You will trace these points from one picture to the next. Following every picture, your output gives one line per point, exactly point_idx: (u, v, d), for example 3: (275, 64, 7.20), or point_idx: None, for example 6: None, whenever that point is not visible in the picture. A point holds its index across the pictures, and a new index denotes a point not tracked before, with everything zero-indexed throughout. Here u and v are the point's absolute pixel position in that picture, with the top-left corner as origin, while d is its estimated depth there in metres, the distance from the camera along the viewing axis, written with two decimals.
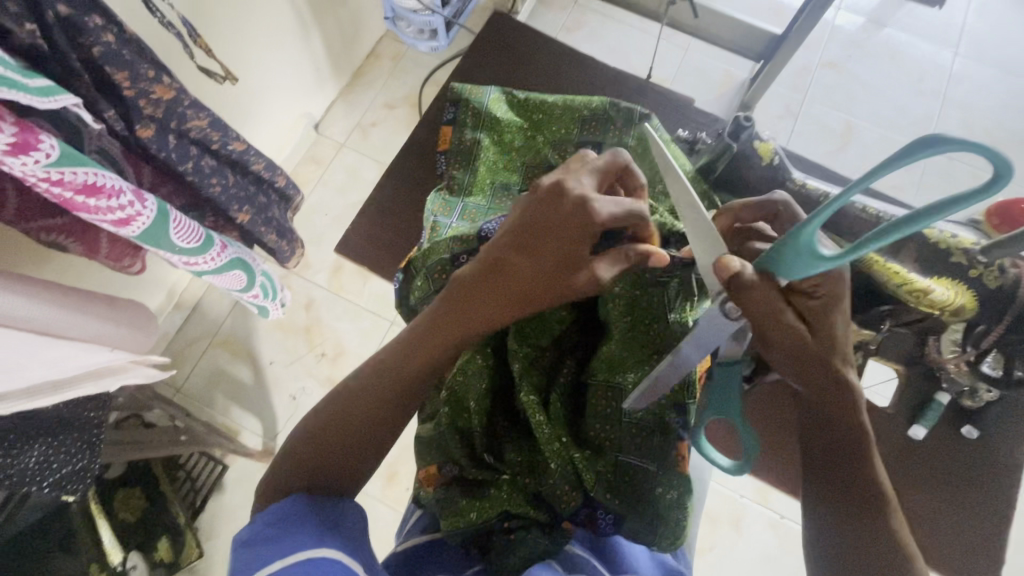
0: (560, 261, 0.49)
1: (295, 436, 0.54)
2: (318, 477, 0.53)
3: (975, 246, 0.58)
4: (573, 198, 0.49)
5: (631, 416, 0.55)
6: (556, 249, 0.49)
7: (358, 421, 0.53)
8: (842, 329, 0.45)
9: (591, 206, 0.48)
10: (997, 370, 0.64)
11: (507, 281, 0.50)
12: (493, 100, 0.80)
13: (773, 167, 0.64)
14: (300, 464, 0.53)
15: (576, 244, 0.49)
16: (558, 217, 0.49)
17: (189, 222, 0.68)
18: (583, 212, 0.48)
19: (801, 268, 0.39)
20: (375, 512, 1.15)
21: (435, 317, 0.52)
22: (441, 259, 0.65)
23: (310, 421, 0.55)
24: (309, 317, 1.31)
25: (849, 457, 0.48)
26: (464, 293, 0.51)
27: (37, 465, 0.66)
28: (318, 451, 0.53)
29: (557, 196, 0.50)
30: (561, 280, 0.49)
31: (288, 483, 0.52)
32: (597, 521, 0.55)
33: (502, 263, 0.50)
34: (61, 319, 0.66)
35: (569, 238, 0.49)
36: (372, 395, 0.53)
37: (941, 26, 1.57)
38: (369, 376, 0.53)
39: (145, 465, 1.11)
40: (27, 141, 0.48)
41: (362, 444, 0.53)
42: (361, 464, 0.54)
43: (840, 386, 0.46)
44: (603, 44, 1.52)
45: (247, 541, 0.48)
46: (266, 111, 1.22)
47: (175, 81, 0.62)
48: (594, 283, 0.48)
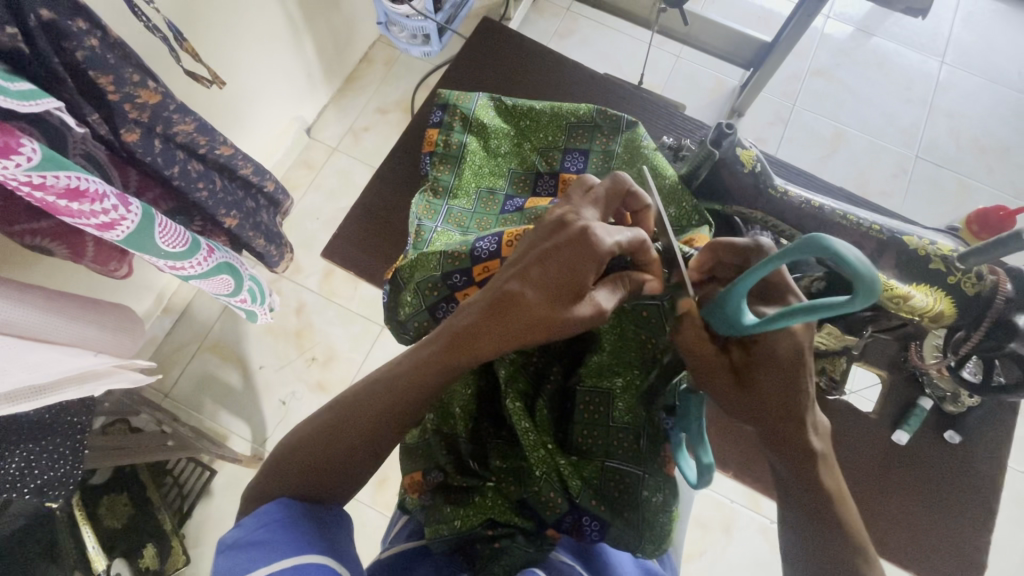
0: (563, 290, 0.47)
1: (283, 446, 0.54)
2: (302, 488, 0.52)
3: (954, 253, 0.59)
4: (577, 229, 0.47)
5: (619, 421, 0.55)
6: (560, 279, 0.46)
7: (339, 436, 0.52)
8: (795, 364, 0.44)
9: (596, 235, 0.46)
10: (977, 375, 0.65)
11: (506, 313, 0.47)
12: (481, 106, 0.80)
13: (754, 173, 0.64)
14: (286, 475, 0.52)
15: (582, 274, 0.46)
16: (563, 247, 0.47)
17: (175, 226, 0.68)
18: (590, 242, 0.46)
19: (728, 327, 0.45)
20: (364, 518, 1.14)
21: (429, 349, 0.50)
22: (431, 278, 0.65)
23: (297, 432, 0.54)
24: (299, 322, 1.30)
25: (812, 493, 0.48)
26: (459, 332, 0.49)
27: (18, 471, 0.65)
28: (302, 462, 0.52)
29: (558, 228, 0.49)
30: (561, 309, 0.47)
31: (274, 494, 0.52)
32: (583, 529, 0.53)
33: (501, 294, 0.48)
34: (43, 323, 0.66)
35: (576, 267, 0.46)
36: (360, 417, 0.51)
37: (928, 36, 1.59)
38: (357, 404, 0.52)
39: (132, 471, 1.10)
40: (8, 145, 0.47)
41: (346, 462, 0.52)
42: (347, 482, 0.53)
43: (787, 429, 0.46)
44: (594, 50, 1.53)
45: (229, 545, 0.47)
46: (258, 115, 1.22)
47: (161, 86, 0.61)
48: (596, 312, 0.47)
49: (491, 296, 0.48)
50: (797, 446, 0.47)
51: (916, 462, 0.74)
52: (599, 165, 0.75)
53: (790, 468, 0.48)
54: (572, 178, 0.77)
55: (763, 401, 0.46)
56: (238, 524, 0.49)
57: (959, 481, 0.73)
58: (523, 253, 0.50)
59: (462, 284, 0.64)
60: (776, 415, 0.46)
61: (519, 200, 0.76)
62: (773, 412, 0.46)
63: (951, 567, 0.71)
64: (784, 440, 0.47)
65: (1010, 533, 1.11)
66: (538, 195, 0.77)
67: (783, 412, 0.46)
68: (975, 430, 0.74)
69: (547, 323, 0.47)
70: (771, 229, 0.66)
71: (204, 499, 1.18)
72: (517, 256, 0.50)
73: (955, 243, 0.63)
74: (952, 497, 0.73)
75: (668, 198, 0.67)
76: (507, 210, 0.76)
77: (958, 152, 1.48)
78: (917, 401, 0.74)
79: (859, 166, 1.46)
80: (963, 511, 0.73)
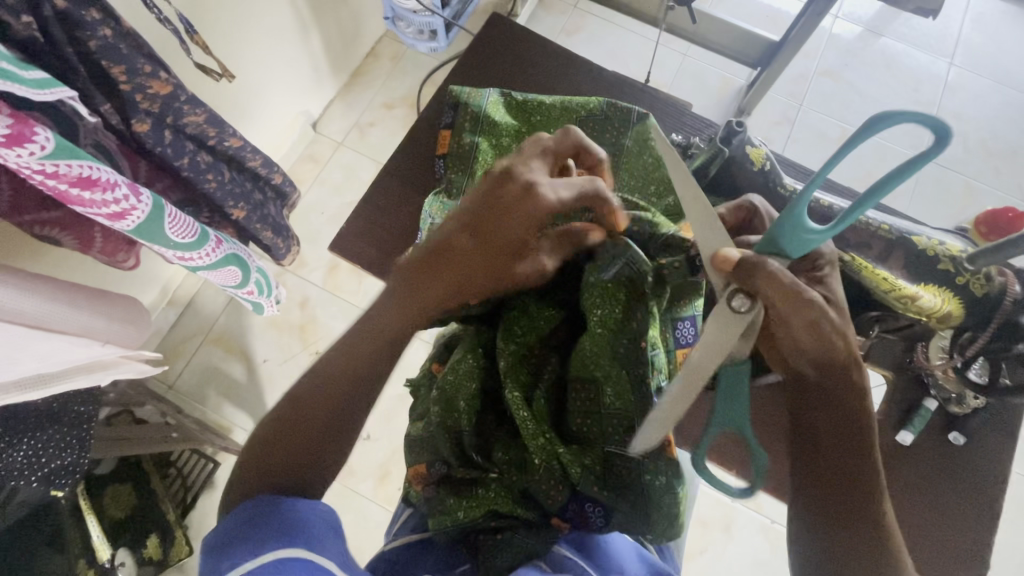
0: (513, 245, 0.52)
1: (271, 427, 0.56)
2: (291, 467, 0.54)
3: (963, 254, 0.59)
4: (521, 181, 0.51)
5: (611, 408, 0.55)
6: (510, 235, 0.51)
7: (331, 411, 0.56)
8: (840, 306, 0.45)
9: (537, 192, 0.50)
10: (983, 376, 0.66)
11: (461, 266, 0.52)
12: (491, 101, 0.81)
13: (763, 171, 0.64)
14: (276, 455, 0.54)
15: (529, 229, 0.51)
16: (507, 194, 0.51)
17: (184, 217, 0.68)
18: (531, 197, 0.50)
19: (801, 246, 0.43)
20: (366, 511, 1.15)
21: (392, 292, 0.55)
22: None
23: (282, 409, 0.56)
24: (303, 315, 1.31)
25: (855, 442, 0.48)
26: (413, 266, 0.54)
27: (26, 460, 0.65)
28: (292, 439, 0.55)
29: (509, 180, 0.51)
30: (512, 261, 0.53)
31: (263, 478, 0.53)
32: (587, 514, 0.55)
33: (457, 244, 0.52)
34: (51, 312, 0.66)
35: (524, 225, 0.51)
36: (339, 385, 0.56)
37: (937, 36, 1.58)
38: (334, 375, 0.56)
39: (136, 461, 1.10)
40: (21, 133, 0.48)
41: (331, 422, 0.56)
42: (332, 454, 0.57)
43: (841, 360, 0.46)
44: (601, 48, 1.52)
45: (231, 534, 0.48)
46: (265, 108, 1.22)
47: (173, 77, 0.62)
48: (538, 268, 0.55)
49: (438, 235, 0.53)
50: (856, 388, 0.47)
51: (920, 462, 0.74)
52: (609, 159, 0.75)
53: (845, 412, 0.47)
54: None
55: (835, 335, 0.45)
56: (221, 523, 0.50)
57: (963, 483, 0.74)
58: (477, 200, 0.52)
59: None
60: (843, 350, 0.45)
61: None
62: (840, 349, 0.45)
63: (953, 566, 0.72)
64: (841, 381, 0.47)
65: (1012, 535, 1.11)
66: None
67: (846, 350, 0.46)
68: (980, 431, 0.74)
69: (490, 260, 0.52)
70: None
71: (207, 491, 1.18)
72: (469, 202, 0.53)
73: (963, 242, 0.63)
74: (955, 498, 0.73)
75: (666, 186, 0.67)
76: None
77: (965, 154, 1.47)
78: (923, 402, 0.75)
79: (867, 167, 1.46)
80: (964, 511, 0.73)
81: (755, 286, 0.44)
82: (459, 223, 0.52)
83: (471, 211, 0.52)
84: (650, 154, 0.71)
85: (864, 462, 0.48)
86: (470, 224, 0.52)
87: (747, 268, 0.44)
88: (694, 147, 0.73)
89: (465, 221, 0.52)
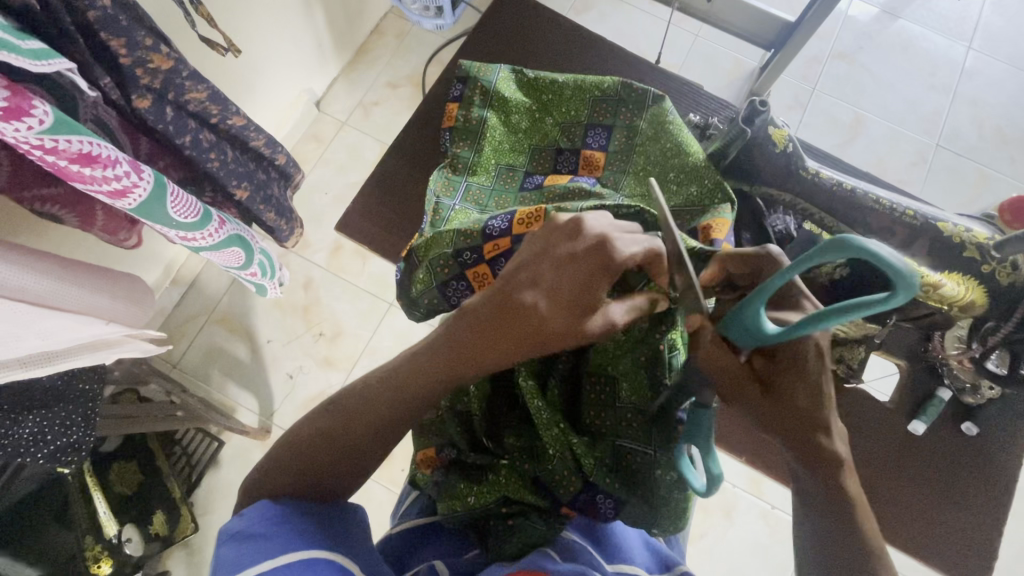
0: (577, 302, 0.45)
1: (287, 439, 0.52)
2: (310, 480, 0.50)
3: (989, 241, 0.57)
4: (593, 237, 0.45)
5: (626, 402, 0.55)
6: (575, 292, 0.45)
7: (340, 440, 0.50)
8: (809, 392, 0.43)
9: (611, 250, 0.44)
10: (1002, 368, 0.65)
11: (514, 323, 0.46)
12: (501, 78, 0.80)
13: (786, 154, 0.61)
14: (291, 469, 0.50)
15: (599, 293, 0.45)
16: (581, 257, 0.45)
17: (187, 196, 0.67)
18: (603, 257, 0.44)
19: (746, 339, 0.44)
20: (370, 492, 1.15)
21: (431, 357, 0.49)
22: (443, 253, 0.66)
23: (299, 430, 0.52)
24: (307, 297, 1.30)
25: (837, 506, 0.45)
26: (465, 332, 0.48)
27: (32, 437, 0.65)
28: (312, 458, 0.50)
29: (574, 232, 0.46)
30: (574, 321, 0.45)
31: (278, 487, 0.50)
32: (597, 506, 0.53)
33: (508, 303, 0.46)
34: (53, 290, 0.65)
35: (592, 281, 0.44)
36: (359, 423, 0.50)
37: (956, 19, 1.54)
38: (347, 413, 0.50)
39: (141, 440, 1.10)
40: (19, 106, 0.46)
41: (343, 456, 0.50)
42: (356, 470, 0.52)
43: (811, 435, 0.44)
44: (611, 26, 1.49)
45: (249, 530, 0.45)
46: (268, 85, 1.20)
47: (174, 52, 0.60)
48: (607, 326, 0.46)
49: (497, 298, 0.47)
50: (825, 459, 0.44)
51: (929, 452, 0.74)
52: (622, 140, 0.74)
53: (815, 481, 0.45)
54: (592, 154, 0.75)
55: (789, 412, 0.44)
56: (241, 512, 0.47)
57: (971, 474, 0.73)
58: (533, 253, 0.47)
59: (472, 260, 0.65)
60: (803, 422, 0.44)
61: (539, 177, 0.76)
62: (798, 421, 0.44)
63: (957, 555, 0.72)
64: (808, 451, 0.45)
65: (1015, 525, 1.11)
66: (559, 172, 0.77)
67: (807, 426, 0.44)
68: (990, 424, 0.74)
69: (552, 334, 0.46)
70: (801, 212, 0.63)
71: (212, 469, 1.19)
72: (524, 255, 0.48)
73: (989, 230, 0.61)
74: None
75: (689, 176, 0.66)
76: (527, 187, 0.76)
77: (980, 141, 1.44)
78: (936, 392, 0.75)
79: (878, 153, 1.43)
80: None
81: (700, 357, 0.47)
82: (523, 289, 0.46)
83: (528, 263, 0.47)
84: (666, 136, 0.70)
85: (851, 522, 0.45)
86: (536, 291, 0.46)
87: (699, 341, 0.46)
88: (713, 129, 0.72)
89: (520, 273, 0.47)
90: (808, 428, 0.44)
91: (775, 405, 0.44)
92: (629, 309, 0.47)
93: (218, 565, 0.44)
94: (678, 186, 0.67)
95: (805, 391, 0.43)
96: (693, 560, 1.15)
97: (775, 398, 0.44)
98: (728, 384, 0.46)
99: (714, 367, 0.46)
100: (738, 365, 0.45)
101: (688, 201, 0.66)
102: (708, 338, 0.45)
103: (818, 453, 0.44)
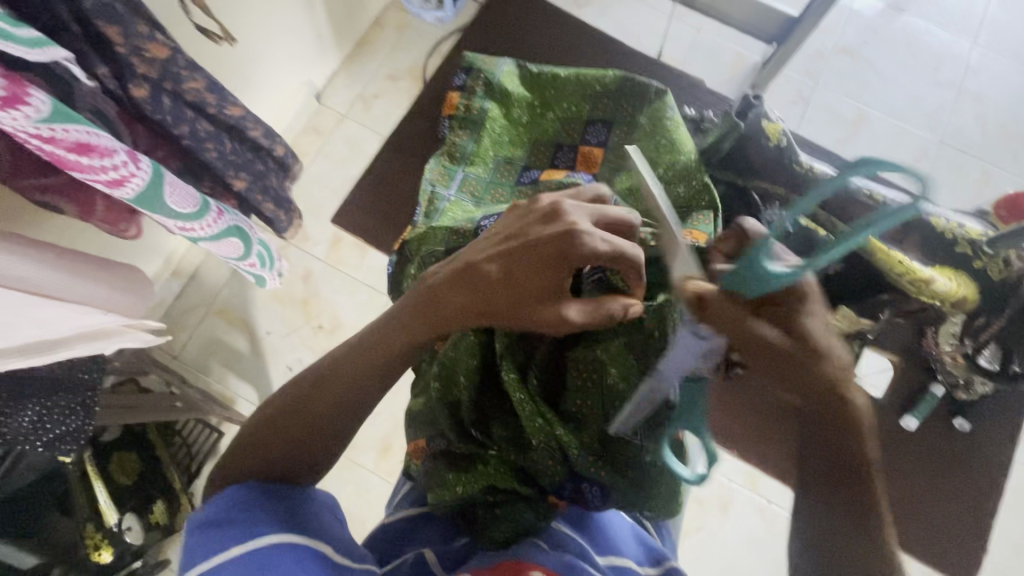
0: (530, 290, 0.47)
1: (255, 421, 0.52)
2: (277, 458, 0.50)
3: (983, 237, 0.58)
4: (563, 223, 0.46)
5: (614, 390, 0.53)
6: (534, 274, 0.47)
7: (305, 414, 0.51)
8: (822, 332, 0.41)
9: (576, 239, 0.46)
10: (994, 362, 0.67)
11: (475, 292, 0.48)
12: (505, 72, 0.81)
13: (780, 146, 0.63)
14: (257, 446, 0.51)
15: (549, 281, 0.46)
16: (547, 241, 0.46)
17: (184, 186, 0.67)
18: (566, 245, 0.46)
19: (760, 283, 0.38)
20: (367, 483, 1.16)
21: (397, 316, 0.51)
22: (434, 252, 0.65)
23: (266, 408, 0.52)
24: (306, 289, 1.30)
25: (847, 468, 0.44)
26: (427, 295, 0.50)
27: (31, 425, 0.66)
28: (277, 436, 0.51)
29: (550, 216, 0.48)
30: (526, 308, 0.47)
31: (246, 467, 0.50)
32: (584, 494, 0.54)
33: (467, 270, 0.48)
34: (53, 280, 0.65)
35: (549, 267, 0.46)
36: (324, 390, 0.51)
37: (960, 13, 1.52)
38: (315, 378, 0.52)
39: (142, 430, 1.11)
40: (16, 95, 0.47)
41: (307, 431, 0.51)
42: (326, 448, 0.52)
43: (831, 383, 0.41)
44: (613, 21, 1.48)
45: (225, 515, 0.45)
46: (269, 77, 1.20)
47: (171, 41, 0.60)
48: (557, 321, 0.46)
49: (459, 263, 0.49)
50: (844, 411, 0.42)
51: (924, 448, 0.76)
52: (622, 137, 0.74)
53: (831, 434, 0.43)
54: (591, 149, 0.75)
55: (809, 358, 0.41)
56: (207, 502, 0.47)
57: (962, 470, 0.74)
58: (505, 229, 0.50)
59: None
60: (824, 367, 0.41)
61: (536, 171, 0.76)
62: (820, 368, 0.41)
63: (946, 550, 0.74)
64: (827, 399, 0.42)
65: (1014, 522, 1.11)
66: (556, 167, 0.76)
67: (826, 372, 0.41)
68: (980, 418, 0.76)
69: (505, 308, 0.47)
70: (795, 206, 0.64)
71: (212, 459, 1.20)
72: (495, 232, 0.51)
73: (984, 225, 0.62)
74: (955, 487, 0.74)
75: (681, 173, 0.63)
76: (523, 181, 0.76)
77: (982, 138, 1.43)
78: (929, 388, 0.76)
79: (880, 148, 1.42)
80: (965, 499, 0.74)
81: (706, 323, 0.40)
82: (485, 263, 0.48)
83: (493, 237, 0.50)
84: (663, 133, 0.68)
85: (862, 481, 0.44)
86: (493, 265, 0.48)
87: (706, 306, 0.39)
88: (708, 122, 0.73)
89: (485, 247, 0.49)
90: (829, 372, 0.41)
91: (793, 351, 0.40)
92: (589, 306, 0.46)
93: (195, 551, 0.44)
94: (668, 184, 0.64)
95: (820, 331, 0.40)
96: (689, 554, 1.15)
97: (792, 340, 0.40)
98: (743, 338, 0.39)
99: (725, 326, 0.39)
100: (749, 316, 0.39)
101: (680, 200, 0.64)
102: (713, 295, 0.39)
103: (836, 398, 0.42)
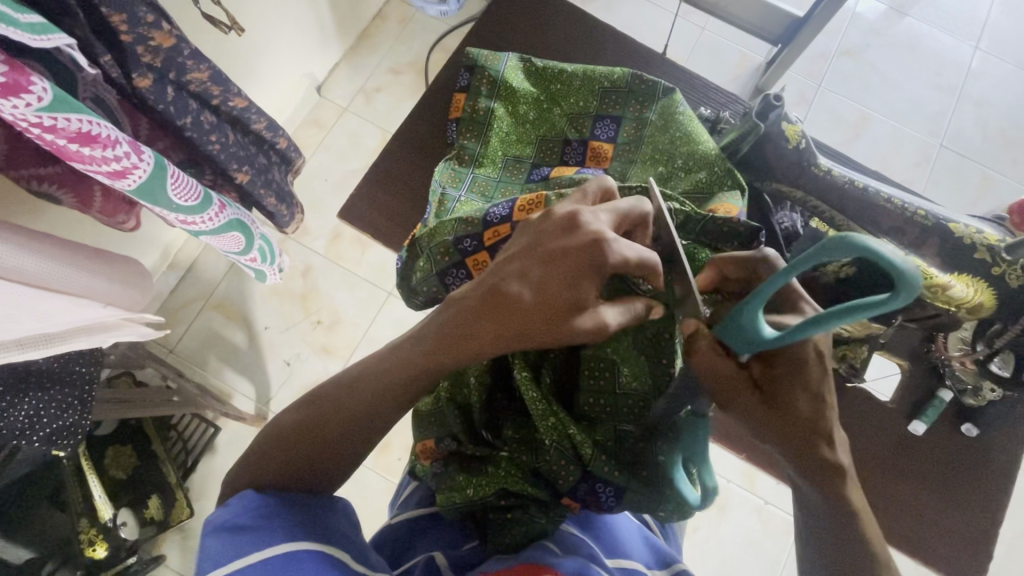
0: (565, 305, 0.46)
1: (270, 431, 0.52)
2: (296, 471, 0.50)
3: (1000, 243, 0.58)
4: (591, 233, 0.46)
5: (625, 387, 0.55)
6: (561, 287, 0.46)
7: (325, 431, 0.50)
8: (806, 406, 0.44)
9: (606, 251, 0.46)
10: (1004, 369, 0.68)
11: (499, 314, 0.46)
12: (509, 68, 0.79)
13: (798, 150, 0.61)
14: (273, 460, 0.50)
15: (586, 291, 0.46)
16: (575, 255, 0.46)
17: (186, 179, 0.66)
18: (596, 257, 0.46)
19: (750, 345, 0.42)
20: (365, 480, 1.15)
21: (417, 345, 0.49)
22: (444, 241, 0.66)
23: (283, 421, 0.52)
24: (306, 284, 1.29)
25: (843, 518, 0.45)
26: (450, 323, 0.48)
27: (27, 418, 0.65)
28: (294, 451, 0.50)
29: (570, 228, 0.47)
30: (562, 324, 0.46)
31: (262, 476, 0.49)
32: (598, 496, 0.52)
33: (494, 295, 0.47)
34: (52, 272, 0.64)
35: (581, 279, 0.46)
36: (347, 410, 0.50)
37: (964, 18, 1.52)
38: (336, 399, 0.51)
39: (136, 424, 1.10)
40: (17, 82, 0.45)
41: (333, 447, 0.50)
42: (347, 460, 0.52)
43: (811, 445, 0.44)
44: (618, 18, 1.47)
45: (237, 521, 0.44)
46: (271, 69, 1.18)
47: (176, 29, 0.58)
48: (598, 327, 0.46)
49: (484, 289, 0.48)
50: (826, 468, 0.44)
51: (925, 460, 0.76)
52: (633, 133, 0.73)
53: (820, 493, 0.45)
54: (600, 145, 0.75)
55: (789, 421, 0.44)
56: (226, 503, 0.46)
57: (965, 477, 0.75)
58: (526, 246, 0.49)
59: (471, 248, 0.64)
60: (804, 431, 0.44)
61: (546, 168, 0.75)
62: (799, 432, 0.44)
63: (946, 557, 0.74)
64: (808, 461, 0.45)
65: (1009, 524, 1.12)
66: (565, 164, 0.76)
67: (804, 435, 0.44)
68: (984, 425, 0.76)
69: (536, 328, 0.46)
70: (811, 209, 0.64)
71: (208, 454, 1.18)
72: (516, 250, 0.49)
73: (999, 231, 0.62)
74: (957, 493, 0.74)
75: (700, 163, 0.67)
76: (534, 179, 0.75)
77: (983, 143, 1.44)
78: (937, 393, 0.77)
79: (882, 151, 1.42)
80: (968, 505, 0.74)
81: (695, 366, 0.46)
82: (515, 287, 0.46)
83: (517, 256, 0.48)
84: (676, 128, 0.70)
85: (857, 534, 0.45)
86: (524, 288, 0.46)
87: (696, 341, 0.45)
88: (723, 122, 0.72)
89: (507, 265, 0.48)
90: (810, 435, 0.44)
91: (772, 415, 0.45)
92: (622, 312, 0.47)
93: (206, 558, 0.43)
94: (686, 172, 0.68)
95: (803, 405, 0.44)
96: (686, 554, 1.16)
97: (775, 404, 0.44)
98: (725, 390, 0.45)
99: (710, 371, 0.45)
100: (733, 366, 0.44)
101: (695, 186, 0.67)
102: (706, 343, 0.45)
103: (815, 467, 0.44)
